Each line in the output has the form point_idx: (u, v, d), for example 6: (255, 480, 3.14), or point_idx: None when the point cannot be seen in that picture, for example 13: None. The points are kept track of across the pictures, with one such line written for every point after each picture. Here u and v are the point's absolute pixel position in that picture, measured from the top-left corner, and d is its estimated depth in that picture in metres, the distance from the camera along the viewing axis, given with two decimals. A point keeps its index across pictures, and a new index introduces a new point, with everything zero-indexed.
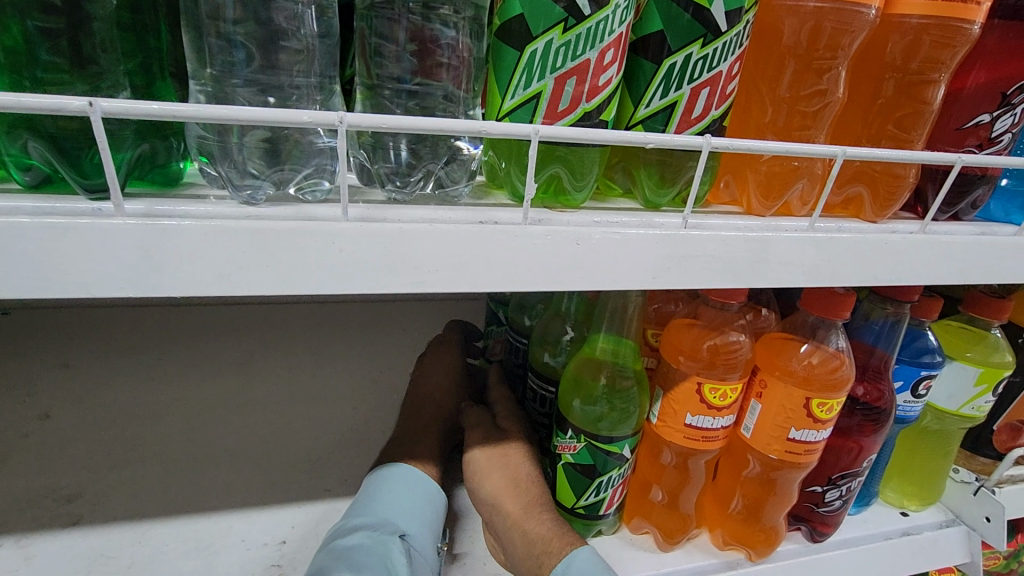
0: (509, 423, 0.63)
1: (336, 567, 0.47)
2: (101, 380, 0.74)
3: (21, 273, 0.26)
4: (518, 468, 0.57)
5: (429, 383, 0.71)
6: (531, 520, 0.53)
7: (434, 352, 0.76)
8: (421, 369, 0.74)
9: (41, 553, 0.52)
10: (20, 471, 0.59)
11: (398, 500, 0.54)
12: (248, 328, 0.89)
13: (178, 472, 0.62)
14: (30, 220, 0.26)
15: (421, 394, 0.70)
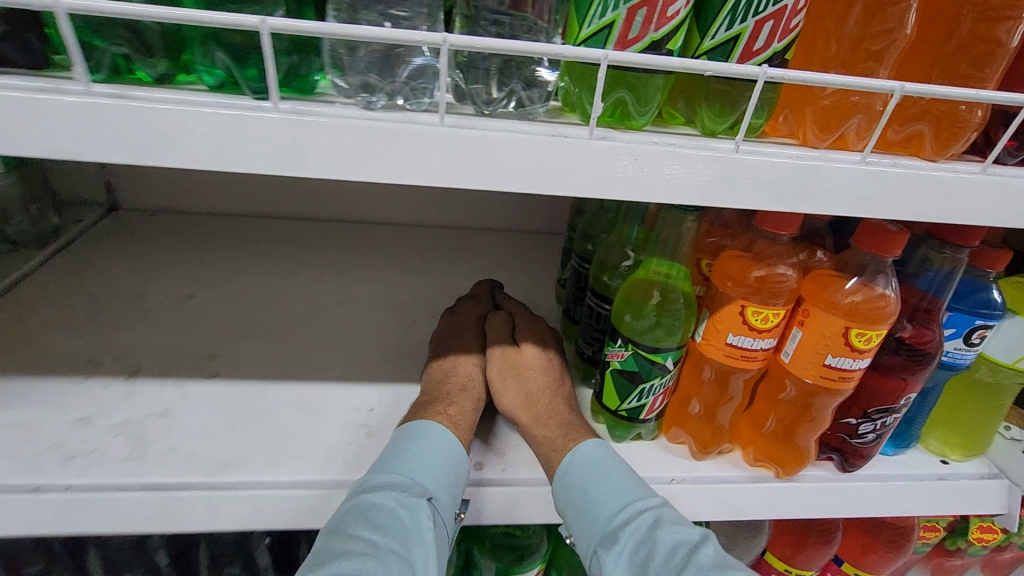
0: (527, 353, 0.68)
1: (356, 524, 0.49)
2: (232, 273, 0.89)
3: (209, 152, 0.36)
4: (532, 386, 0.65)
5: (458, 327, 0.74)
6: (548, 435, 0.61)
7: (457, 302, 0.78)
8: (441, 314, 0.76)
9: (192, 392, 0.67)
10: (176, 336, 0.76)
11: (427, 460, 0.56)
12: (347, 241, 1.02)
13: (290, 349, 0.76)
14: (216, 110, 0.36)
15: (452, 339, 0.72)
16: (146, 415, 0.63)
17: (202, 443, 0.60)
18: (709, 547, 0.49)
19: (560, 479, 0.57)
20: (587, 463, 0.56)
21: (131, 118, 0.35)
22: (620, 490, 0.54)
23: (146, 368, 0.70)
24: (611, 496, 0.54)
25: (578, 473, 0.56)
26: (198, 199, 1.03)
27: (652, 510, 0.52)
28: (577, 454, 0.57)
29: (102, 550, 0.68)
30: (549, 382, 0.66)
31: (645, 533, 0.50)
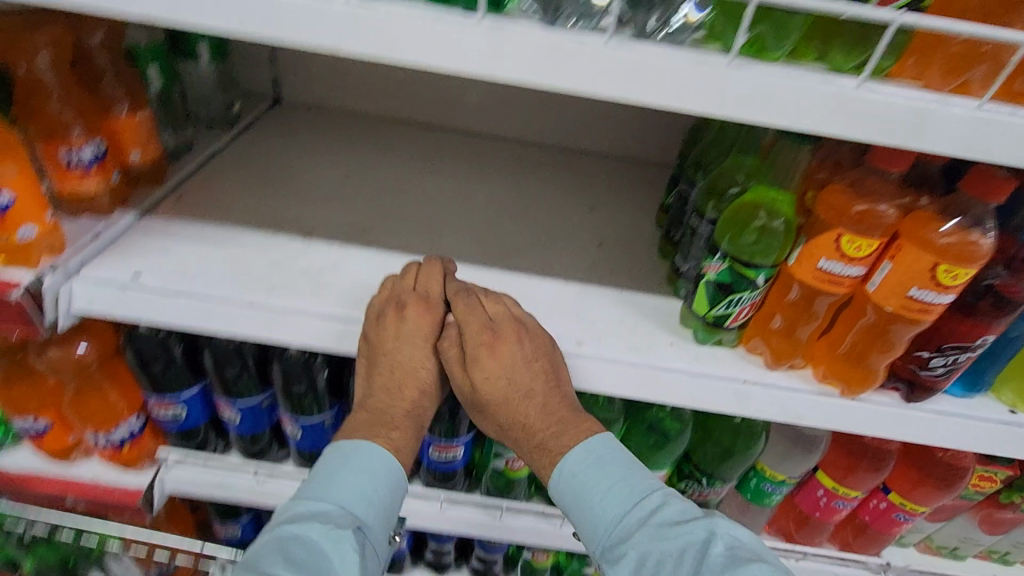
0: (488, 383, 0.68)
1: (277, 556, 0.60)
2: (375, 168, 1.04)
3: (425, 53, 0.47)
4: (507, 410, 0.69)
5: (406, 348, 0.70)
6: (536, 457, 0.70)
7: (395, 308, 0.70)
8: (378, 330, 0.70)
9: (353, 254, 0.83)
10: (337, 212, 0.92)
11: (352, 484, 0.67)
12: (470, 151, 1.13)
13: (425, 235, 0.90)
14: (436, 19, 0.47)
15: (401, 364, 0.70)
16: (321, 266, 0.80)
17: (362, 293, 0.77)
18: (716, 543, 0.57)
19: (554, 485, 0.67)
20: (578, 473, 0.66)
21: (373, 21, 0.47)
22: (618, 498, 0.64)
23: (317, 232, 0.87)
24: (613, 510, 0.63)
25: (574, 483, 0.66)
26: (348, 98, 1.18)
27: (654, 517, 0.61)
28: (566, 468, 0.66)
29: (281, 363, 0.84)
30: (523, 404, 0.68)
31: (649, 543, 0.59)
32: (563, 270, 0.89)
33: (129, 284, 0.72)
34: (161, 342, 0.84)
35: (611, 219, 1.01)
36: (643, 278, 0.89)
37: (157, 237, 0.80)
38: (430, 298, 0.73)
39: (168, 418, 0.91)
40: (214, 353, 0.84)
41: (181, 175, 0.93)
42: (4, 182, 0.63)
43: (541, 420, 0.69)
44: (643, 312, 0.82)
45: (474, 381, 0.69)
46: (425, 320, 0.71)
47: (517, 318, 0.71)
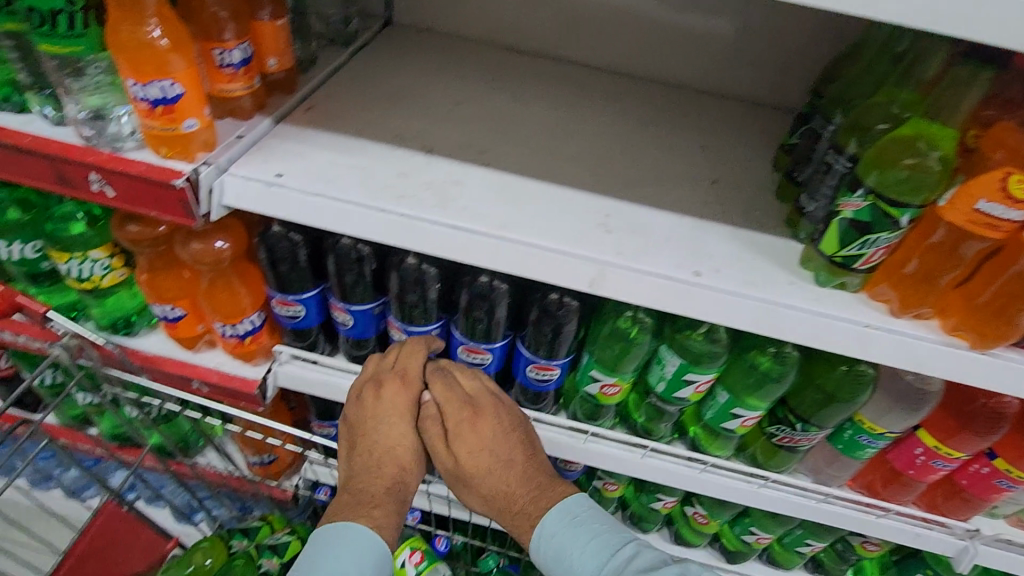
0: (467, 459, 0.87)
1: None
2: (486, 92, 1.04)
3: None
4: (486, 467, 0.86)
5: (384, 426, 0.88)
6: (515, 523, 0.86)
7: (380, 387, 0.88)
8: (363, 409, 0.89)
9: (472, 172, 0.84)
10: (453, 132, 0.93)
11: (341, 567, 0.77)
12: (578, 82, 1.11)
13: (539, 159, 0.90)
14: None
15: (380, 445, 0.88)
16: (443, 180, 0.82)
17: (485, 208, 0.78)
18: None
19: (536, 541, 0.82)
20: (555, 533, 0.81)
21: None
22: (593, 555, 0.78)
23: (436, 149, 0.88)
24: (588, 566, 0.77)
25: (554, 543, 0.80)
26: (458, 21, 1.16)
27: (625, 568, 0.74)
28: (546, 527, 0.81)
29: (399, 272, 0.88)
30: (498, 466, 0.86)
31: None
32: (678, 203, 0.87)
33: (273, 182, 0.76)
34: (289, 245, 0.89)
35: (726, 158, 0.98)
36: (760, 218, 0.87)
37: (292, 142, 0.84)
38: (408, 376, 0.88)
39: (288, 316, 0.99)
40: (337, 258, 0.89)
41: (308, 86, 0.96)
42: (174, 75, 0.67)
43: (517, 484, 0.86)
44: (763, 250, 0.80)
45: (457, 456, 0.87)
46: (401, 395, 0.88)
47: (490, 391, 0.90)
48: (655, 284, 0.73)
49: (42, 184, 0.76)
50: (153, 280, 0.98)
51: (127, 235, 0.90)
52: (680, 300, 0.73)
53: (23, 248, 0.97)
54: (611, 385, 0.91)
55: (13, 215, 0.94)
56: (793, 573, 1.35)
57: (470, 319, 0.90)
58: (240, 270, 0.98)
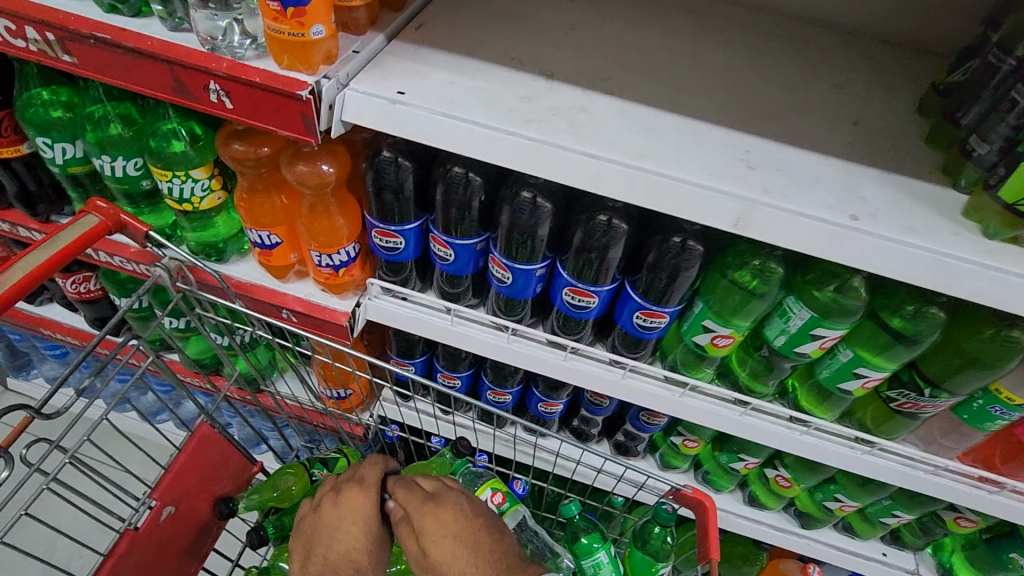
0: (435, 549, 0.79)
1: None
2: (599, 18, 0.96)
3: None
4: (451, 547, 0.79)
5: (339, 530, 0.84)
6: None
7: (338, 491, 0.88)
8: (317, 518, 0.87)
9: (598, 99, 0.78)
10: (571, 57, 0.86)
11: None
12: (695, 12, 1.01)
13: (664, 91, 0.83)
14: None
15: (334, 551, 0.82)
16: (570, 106, 0.76)
17: (617, 136, 0.72)
18: None
19: None
20: None
21: None
22: None
23: (557, 74, 0.82)
24: None
25: None
26: None
27: None
28: None
29: (511, 207, 0.84)
30: (465, 554, 0.79)
31: None
32: (820, 144, 0.79)
33: (395, 99, 0.72)
34: (395, 172, 0.86)
35: (867, 99, 0.89)
36: (910, 164, 0.79)
37: (409, 60, 0.78)
38: (365, 480, 0.89)
39: (385, 248, 0.95)
40: (446, 188, 0.86)
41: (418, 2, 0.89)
42: None
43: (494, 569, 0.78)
44: (920, 198, 0.72)
45: (424, 548, 0.79)
46: (358, 497, 0.86)
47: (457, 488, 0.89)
48: (806, 226, 0.67)
49: (157, 91, 0.74)
50: (250, 204, 0.96)
51: (231, 154, 0.88)
52: (833, 245, 0.67)
53: (126, 165, 0.94)
54: (724, 335, 0.86)
55: (116, 130, 0.92)
56: (871, 544, 1.31)
57: (581, 259, 0.86)
58: (339, 198, 0.95)
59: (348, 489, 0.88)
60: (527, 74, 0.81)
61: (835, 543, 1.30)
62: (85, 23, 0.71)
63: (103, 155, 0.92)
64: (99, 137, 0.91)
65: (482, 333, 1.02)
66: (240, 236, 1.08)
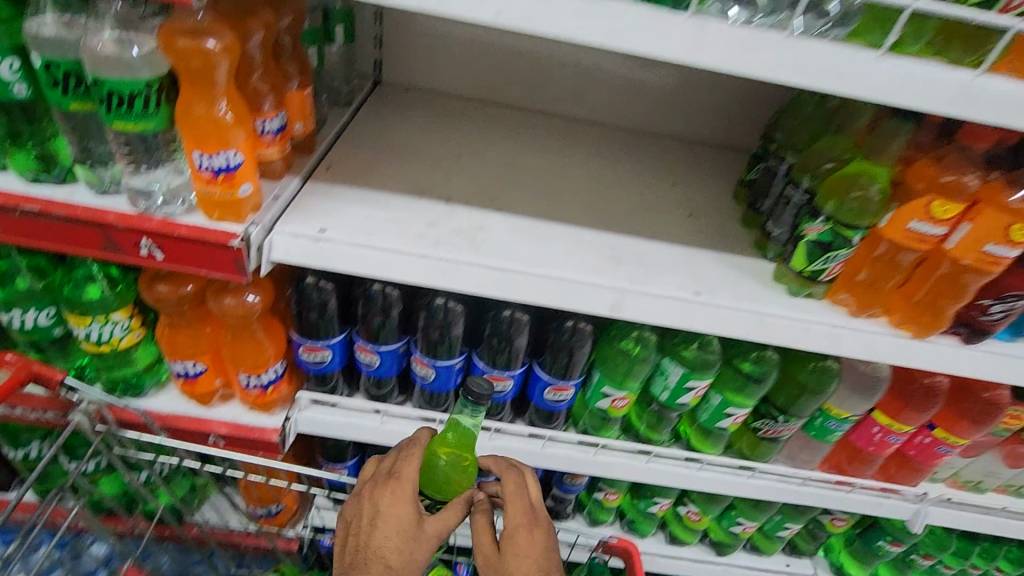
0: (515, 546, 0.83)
1: None
2: (483, 145, 1.15)
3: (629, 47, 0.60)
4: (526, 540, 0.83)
5: (382, 530, 0.82)
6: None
7: (386, 484, 0.86)
8: (364, 517, 0.84)
9: (491, 216, 0.95)
10: (464, 180, 1.03)
11: None
12: (558, 133, 1.25)
13: (542, 202, 1.02)
14: (640, 21, 0.59)
15: (386, 545, 0.81)
16: (469, 226, 0.91)
17: (509, 248, 0.88)
18: None
19: None
20: None
21: (596, 22, 0.59)
22: None
23: (454, 198, 0.98)
24: None
25: None
26: (444, 81, 1.29)
27: None
28: None
29: (428, 311, 0.97)
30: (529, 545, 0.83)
31: None
32: (667, 235, 1.01)
33: (318, 237, 0.82)
34: (319, 295, 0.96)
35: (696, 193, 1.14)
36: (732, 242, 1.02)
37: (325, 199, 0.90)
38: (401, 474, 0.85)
39: (313, 361, 1.02)
40: (367, 302, 0.97)
41: (324, 145, 1.02)
42: (236, 145, 0.72)
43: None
44: (746, 270, 0.95)
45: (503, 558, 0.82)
46: (407, 508, 0.83)
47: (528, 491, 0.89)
48: (667, 304, 0.85)
49: (87, 249, 0.79)
50: (172, 339, 1.00)
51: (155, 295, 0.93)
52: (687, 315, 0.86)
53: (38, 316, 0.97)
54: (621, 397, 1.01)
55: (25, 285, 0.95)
56: (774, 558, 1.48)
57: (491, 349, 0.99)
58: (263, 322, 1.01)
59: (388, 489, 0.84)
60: (428, 199, 0.96)
61: (746, 564, 1.46)
62: (13, 197, 0.77)
63: (13, 309, 0.95)
64: (6, 294, 0.93)
65: (411, 427, 1.09)
66: (157, 367, 1.09)
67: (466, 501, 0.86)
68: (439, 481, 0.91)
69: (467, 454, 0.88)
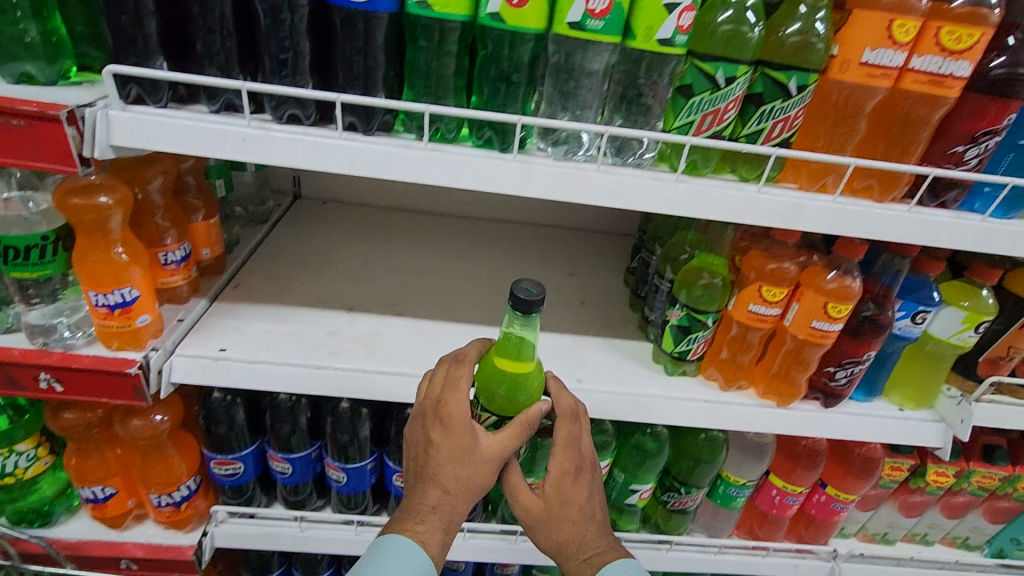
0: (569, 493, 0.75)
1: None
2: (392, 250, 1.25)
3: (468, 184, 0.70)
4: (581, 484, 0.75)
5: (444, 469, 0.70)
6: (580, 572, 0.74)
7: (434, 427, 0.72)
8: (422, 448, 0.72)
9: (391, 321, 1.02)
10: (370, 286, 1.12)
11: None
12: (464, 233, 1.36)
13: (442, 302, 1.11)
14: (473, 163, 0.70)
15: (445, 484, 0.71)
16: (367, 333, 0.98)
17: (404, 351, 0.95)
18: None
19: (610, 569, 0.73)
20: None
21: (436, 165, 0.69)
22: None
23: (357, 305, 1.05)
24: None
25: None
26: (358, 192, 1.40)
27: None
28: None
29: (333, 416, 1.02)
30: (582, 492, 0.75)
31: None
32: (559, 324, 1.10)
33: (218, 356, 0.88)
34: (227, 411, 1.00)
35: (589, 280, 1.24)
36: (619, 326, 1.12)
37: (230, 317, 0.97)
38: (449, 420, 0.71)
39: (226, 474, 1.04)
40: (274, 412, 1.01)
41: (235, 265, 1.09)
42: (133, 282, 0.79)
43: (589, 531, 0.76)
44: (628, 354, 1.03)
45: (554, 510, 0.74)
46: (463, 446, 0.70)
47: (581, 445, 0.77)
48: None
49: None
50: (79, 464, 1.00)
51: (60, 423, 0.95)
52: None
53: None
54: (529, 484, 1.05)
55: None
56: None
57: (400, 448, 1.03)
58: (175, 439, 1.03)
59: (446, 422, 0.71)
60: (332, 309, 1.03)
61: None
62: None
63: None
64: None
65: (332, 532, 1.10)
66: (66, 494, 1.08)
67: (530, 418, 0.73)
68: (509, 392, 0.74)
69: (529, 370, 0.73)
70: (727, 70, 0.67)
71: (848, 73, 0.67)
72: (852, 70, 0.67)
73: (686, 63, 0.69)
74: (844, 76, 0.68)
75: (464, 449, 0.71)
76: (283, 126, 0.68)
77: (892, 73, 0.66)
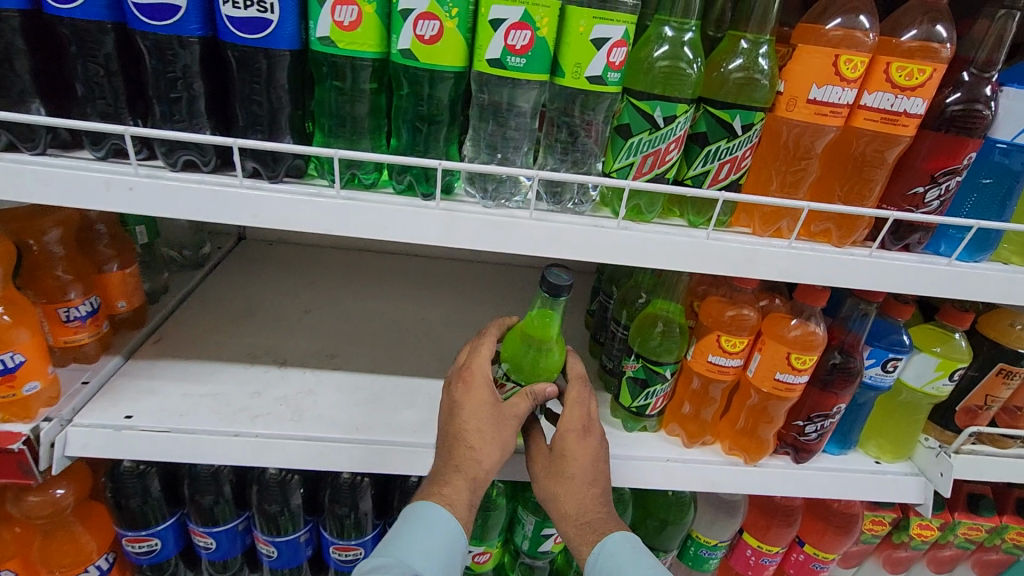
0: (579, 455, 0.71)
1: None
2: (337, 295, 1.17)
3: (387, 233, 0.63)
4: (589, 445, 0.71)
5: (467, 422, 0.68)
6: (580, 537, 0.71)
7: (456, 386, 0.71)
8: (447, 405, 0.71)
9: (325, 376, 0.94)
10: (308, 337, 1.04)
11: None
12: (417, 275, 1.29)
13: (386, 352, 1.03)
14: (391, 211, 0.63)
15: (465, 442, 0.68)
16: (297, 392, 0.90)
17: (336, 412, 0.87)
18: None
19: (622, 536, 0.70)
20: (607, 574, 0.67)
21: (349, 214, 0.62)
22: None
23: (290, 359, 0.97)
24: None
25: None
26: (304, 233, 1.33)
27: None
28: (607, 545, 0.69)
29: (260, 485, 0.92)
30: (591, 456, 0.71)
31: None
32: None
33: (122, 425, 0.78)
34: (140, 482, 0.90)
35: None
36: None
37: (143, 377, 0.87)
38: (472, 377, 0.70)
39: (140, 553, 0.93)
40: (194, 482, 0.91)
41: (159, 316, 1.01)
42: (17, 345, 0.71)
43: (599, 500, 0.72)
44: None
45: (565, 471, 0.71)
46: (485, 406, 0.68)
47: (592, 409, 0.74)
48: None
49: None
50: None
51: None
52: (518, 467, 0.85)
53: None
54: (480, 552, 0.98)
55: None
56: None
57: (336, 517, 0.94)
58: (83, 514, 0.93)
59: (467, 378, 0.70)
60: (262, 364, 0.95)
61: None
62: None
63: None
64: None
65: None
66: None
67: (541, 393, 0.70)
68: (533, 361, 0.72)
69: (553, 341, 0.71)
70: (665, 109, 0.61)
71: (796, 110, 0.62)
72: (800, 107, 0.62)
73: (623, 101, 0.64)
74: (791, 114, 0.63)
75: (485, 405, 0.68)
76: (177, 173, 0.61)
77: (842, 111, 0.61)
